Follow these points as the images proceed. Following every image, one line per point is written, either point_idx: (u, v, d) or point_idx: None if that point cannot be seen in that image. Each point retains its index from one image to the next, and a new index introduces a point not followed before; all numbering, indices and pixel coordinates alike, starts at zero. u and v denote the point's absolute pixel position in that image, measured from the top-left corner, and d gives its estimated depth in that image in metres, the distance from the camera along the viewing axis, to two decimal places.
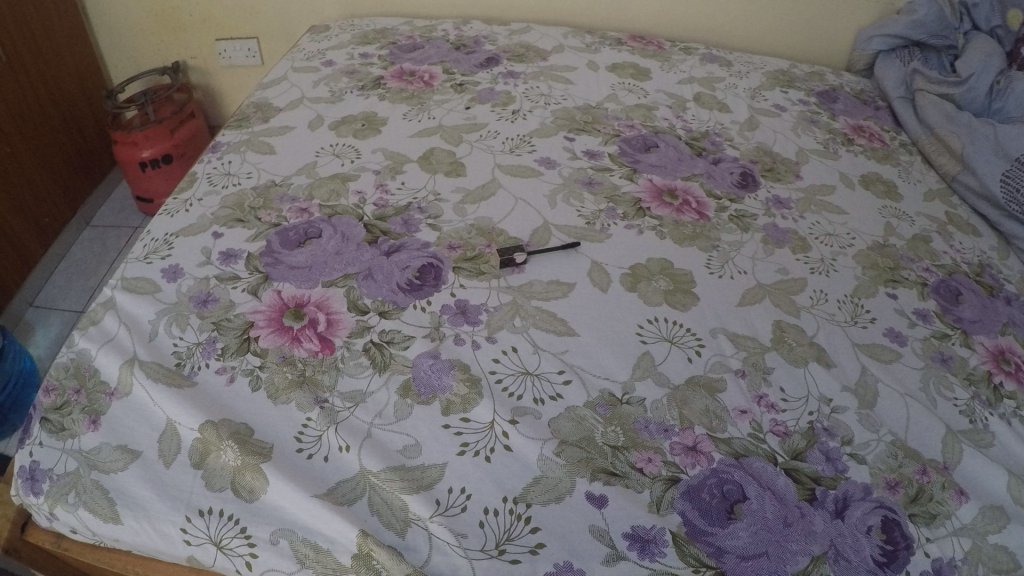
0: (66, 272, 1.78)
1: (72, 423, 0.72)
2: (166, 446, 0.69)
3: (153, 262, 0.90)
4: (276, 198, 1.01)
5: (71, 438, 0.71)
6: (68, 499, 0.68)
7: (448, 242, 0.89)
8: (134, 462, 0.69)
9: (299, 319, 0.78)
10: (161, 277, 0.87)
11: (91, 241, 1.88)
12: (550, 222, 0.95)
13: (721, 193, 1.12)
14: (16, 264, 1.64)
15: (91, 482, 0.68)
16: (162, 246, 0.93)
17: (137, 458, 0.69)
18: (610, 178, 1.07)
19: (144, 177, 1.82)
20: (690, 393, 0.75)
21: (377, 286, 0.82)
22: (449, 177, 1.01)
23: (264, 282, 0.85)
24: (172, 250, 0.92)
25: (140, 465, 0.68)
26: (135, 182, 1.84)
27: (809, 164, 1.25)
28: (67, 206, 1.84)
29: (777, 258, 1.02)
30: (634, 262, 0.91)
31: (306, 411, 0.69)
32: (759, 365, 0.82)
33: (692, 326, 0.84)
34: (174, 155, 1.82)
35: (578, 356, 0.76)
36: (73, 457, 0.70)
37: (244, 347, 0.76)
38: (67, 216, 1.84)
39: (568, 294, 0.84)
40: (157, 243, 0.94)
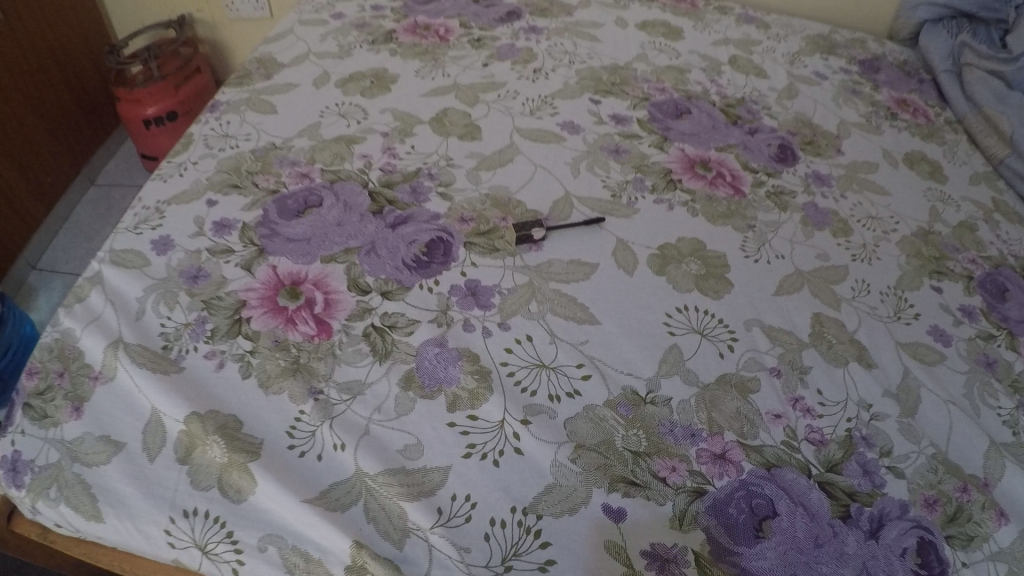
0: (69, 234, 1.73)
1: (55, 410, 0.68)
2: (150, 438, 0.65)
3: (143, 233, 0.84)
4: (276, 161, 0.93)
5: (54, 427, 0.67)
6: (50, 493, 0.65)
7: (460, 214, 0.81)
8: (118, 455, 0.64)
9: (296, 298, 0.72)
10: (151, 249, 0.81)
11: (95, 201, 1.82)
12: (573, 195, 0.86)
13: (757, 166, 1.02)
14: (17, 226, 1.59)
15: (73, 476, 0.65)
16: (153, 215, 0.87)
17: (120, 450, 0.65)
18: (638, 146, 0.97)
19: (151, 136, 1.74)
20: (720, 394, 0.68)
21: (380, 263, 0.74)
22: (463, 141, 0.92)
23: (259, 256, 0.79)
24: (163, 219, 0.86)
25: (123, 459, 0.64)
26: (140, 140, 1.76)
27: (851, 138, 1.14)
28: (70, 163, 1.78)
29: (816, 242, 0.93)
30: (662, 242, 0.83)
31: (298, 403, 0.64)
32: (795, 364, 0.75)
33: (724, 317, 0.76)
34: (180, 112, 1.74)
35: (598, 347, 0.69)
36: (55, 448, 0.66)
37: (235, 330, 0.71)
38: (70, 174, 1.78)
39: (591, 276, 0.76)
40: (149, 212, 0.88)
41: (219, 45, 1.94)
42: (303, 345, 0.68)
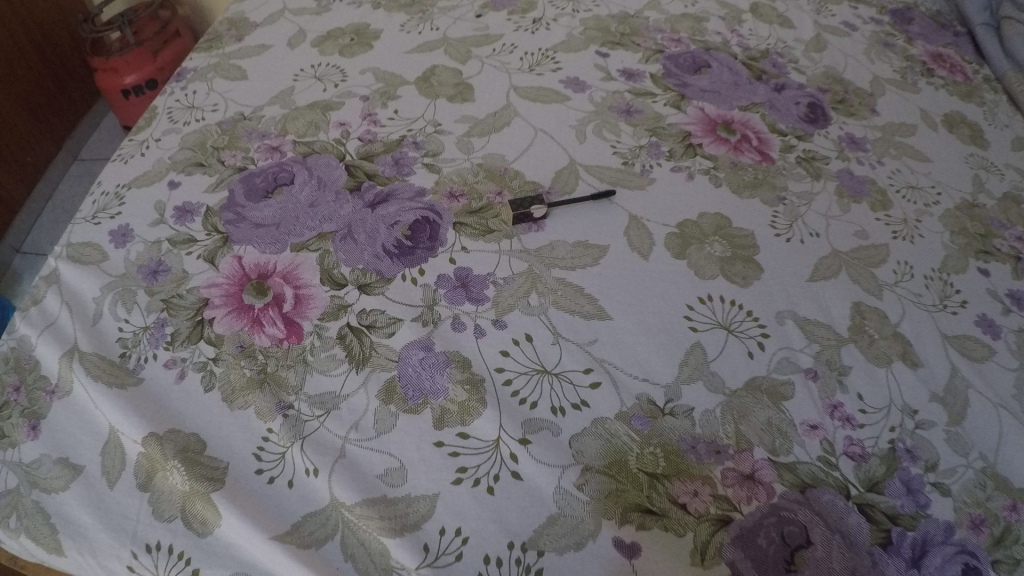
0: (53, 214, 1.64)
1: (11, 429, 0.61)
2: (110, 461, 0.58)
3: (102, 222, 0.75)
4: (244, 133, 0.83)
5: (11, 448, 0.60)
6: (10, 523, 0.58)
7: (448, 190, 0.70)
8: (76, 480, 0.58)
9: (263, 295, 0.64)
10: (109, 242, 0.72)
11: (79, 178, 1.71)
12: (578, 164, 0.74)
13: (785, 128, 0.90)
14: None
15: (32, 504, 0.58)
16: (112, 202, 0.78)
17: (79, 475, 0.58)
18: (652, 105, 0.84)
19: (129, 106, 1.61)
20: (751, 401, 0.59)
21: (357, 250, 0.65)
22: (453, 103, 0.79)
23: (222, 246, 0.70)
24: (123, 206, 0.77)
25: (82, 485, 0.58)
26: (122, 112, 1.62)
27: (886, 96, 1.01)
28: (50, 138, 1.65)
29: (853, 218, 0.82)
30: (682, 218, 0.71)
31: (265, 421, 0.57)
32: (834, 364, 0.65)
33: (754, 308, 0.65)
34: (159, 81, 1.59)
35: (608, 348, 0.59)
36: (12, 472, 0.59)
37: (196, 335, 0.63)
38: (50, 150, 1.66)
39: (599, 262, 0.65)
40: (108, 197, 0.78)
41: (199, 5, 1.77)
42: (271, 350, 0.60)
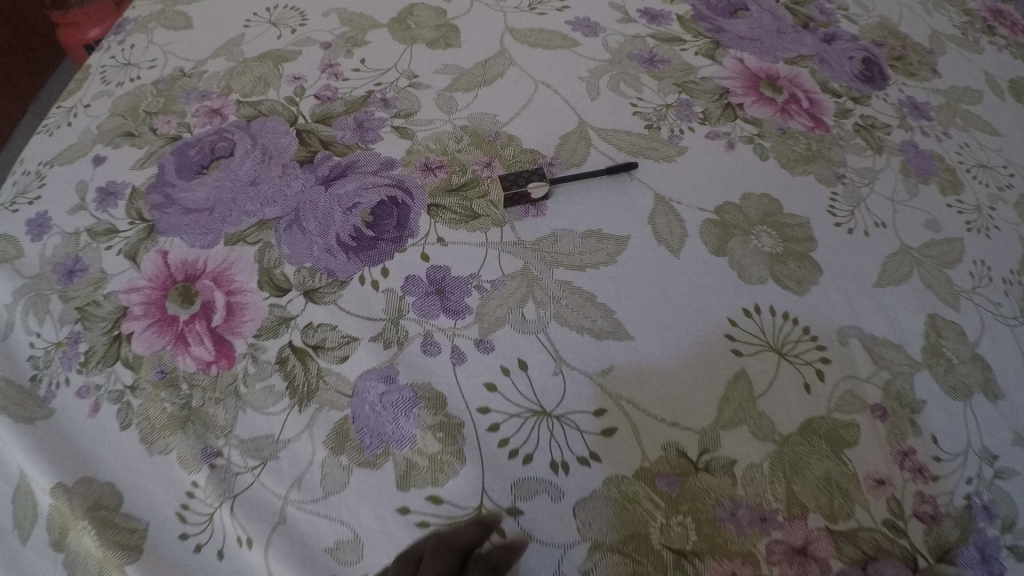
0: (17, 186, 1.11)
1: None
2: (22, 510, 0.50)
3: (18, 209, 0.61)
4: (181, 93, 0.66)
5: None
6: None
7: (423, 160, 0.54)
8: None
9: (190, 304, 0.50)
10: (25, 233, 0.59)
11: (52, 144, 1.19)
12: (588, 128, 0.56)
13: (838, 86, 0.73)
14: None
15: None
16: (32, 182, 0.64)
17: None
18: (681, 54, 0.64)
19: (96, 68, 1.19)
20: (805, 451, 0.46)
21: (304, 243, 0.50)
22: (433, 49, 0.62)
23: (146, 237, 0.56)
24: (43, 187, 0.63)
25: None
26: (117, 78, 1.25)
27: (948, 54, 0.83)
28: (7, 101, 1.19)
29: (922, 204, 0.64)
30: (722, 199, 0.53)
31: (190, 471, 0.46)
32: (903, 397, 0.50)
33: (812, 324, 0.50)
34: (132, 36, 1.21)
35: (628, 381, 0.44)
36: None
37: (112, 355, 0.51)
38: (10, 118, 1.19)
39: (616, 259, 0.49)
40: (27, 177, 0.65)
41: None
42: (197, 377, 0.48)
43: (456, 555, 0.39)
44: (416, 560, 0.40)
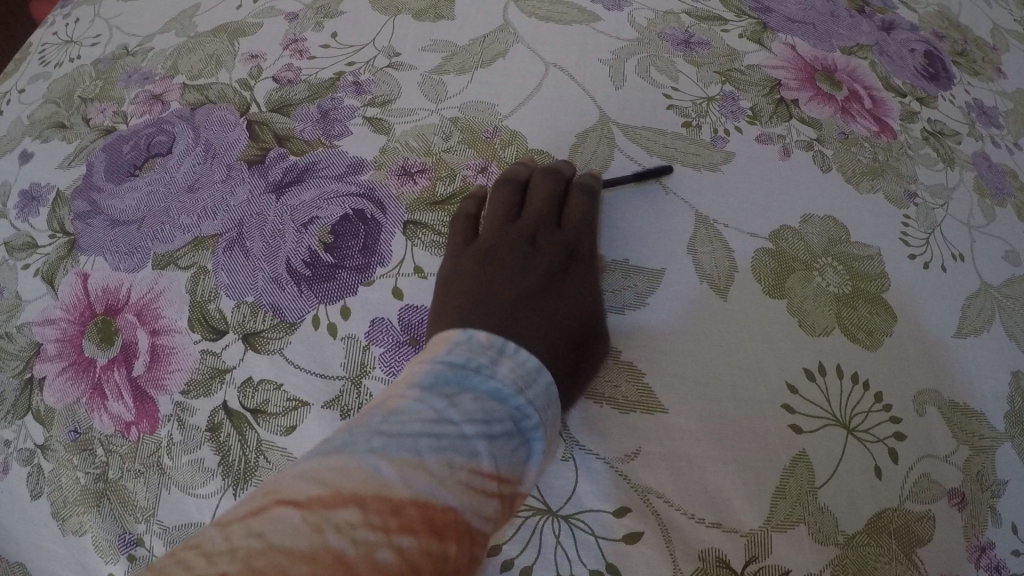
0: None
1: None
2: None
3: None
4: (121, 76, 0.55)
5: None
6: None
7: (401, 162, 0.42)
8: None
9: (110, 346, 0.41)
10: None
11: None
12: (611, 124, 0.45)
13: (901, 84, 0.55)
14: None
15: None
16: None
17: None
18: (723, 35, 0.52)
19: None
20: (874, 555, 0.34)
21: (247, 270, 0.39)
22: (421, 22, 0.49)
23: (66, 256, 0.46)
24: None
25: None
26: None
27: (1014, 53, 0.66)
28: None
29: (1000, 231, 0.49)
30: (777, 223, 0.42)
31: (107, 560, 0.39)
32: (986, 479, 0.38)
33: (886, 388, 0.38)
34: None
35: (658, 468, 0.33)
36: None
37: (23, 406, 0.44)
38: None
39: (645, 300, 0.38)
40: None
41: None
42: (114, 442, 0.39)
43: (562, 181, 0.42)
44: (526, 178, 0.43)
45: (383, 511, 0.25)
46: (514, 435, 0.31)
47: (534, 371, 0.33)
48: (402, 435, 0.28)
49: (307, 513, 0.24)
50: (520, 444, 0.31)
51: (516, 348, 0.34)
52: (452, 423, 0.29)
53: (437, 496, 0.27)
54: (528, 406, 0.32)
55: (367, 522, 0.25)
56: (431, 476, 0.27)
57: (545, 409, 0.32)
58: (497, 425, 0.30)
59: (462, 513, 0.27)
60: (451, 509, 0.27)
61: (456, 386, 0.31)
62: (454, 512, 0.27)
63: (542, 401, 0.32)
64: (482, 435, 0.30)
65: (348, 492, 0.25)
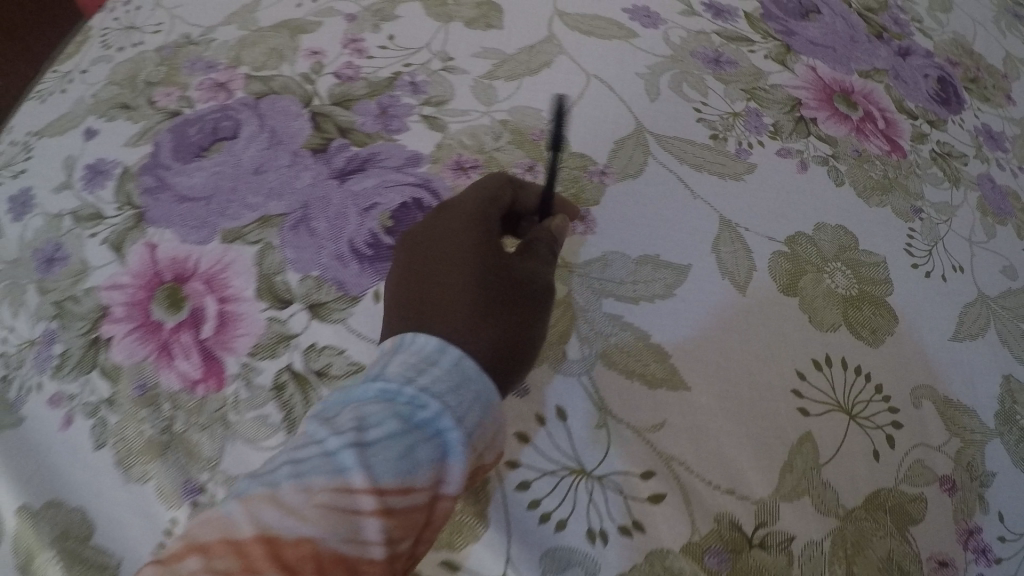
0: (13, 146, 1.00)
1: None
2: None
3: (4, 182, 0.59)
4: (186, 63, 0.59)
5: None
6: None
7: (456, 158, 0.47)
8: None
9: (178, 311, 0.45)
10: (7, 211, 0.57)
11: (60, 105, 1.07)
12: (645, 134, 0.49)
13: (914, 107, 0.60)
14: None
15: None
16: (20, 154, 0.62)
17: None
18: (749, 56, 0.56)
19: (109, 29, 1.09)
20: (870, 528, 0.38)
21: (312, 247, 0.43)
22: (473, 30, 0.54)
23: (133, 226, 0.50)
24: (29, 160, 0.60)
25: None
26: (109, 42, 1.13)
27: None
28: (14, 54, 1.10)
29: (998, 247, 0.53)
30: (791, 228, 0.47)
31: (170, 506, 0.42)
32: (974, 469, 0.42)
33: (885, 379, 0.42)
34: None
35: (681, 439, 0.37)
36: None
37: (89, 362, 0.47)
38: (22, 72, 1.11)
39: (673, 292, 0.42)
40: (15, 148, 0.63)
41: None
42: (181, 397, 0.43)
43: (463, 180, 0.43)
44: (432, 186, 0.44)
45: (226, 554, 0.26)
46: (400, 436, 0.30)
47: (427, 358, 0.32)
48: (266, 473, 0.29)
49: (156, 567, 0.26)
50: (408, 445, 0.30)
51: (412, 338, 0.34)
52: (318, 445, 0.30)
53: (290, 526, 0.27)
54: (417, 398, 0.31)
55: (210, 567, 0.25)
56: (285, 507, 0.27)
57: (438, 397, 0.31)
58: (377, 430, 0.30)
59: (325, 539, 0.27)
60: (309, 538, 0.27)
61: (339, 408, 0.32)
62: (312, 541, 0.27)
63: (434, 388, 0.31)
64: (350, 447, 0.29)
65: (198, 542, 0.26)
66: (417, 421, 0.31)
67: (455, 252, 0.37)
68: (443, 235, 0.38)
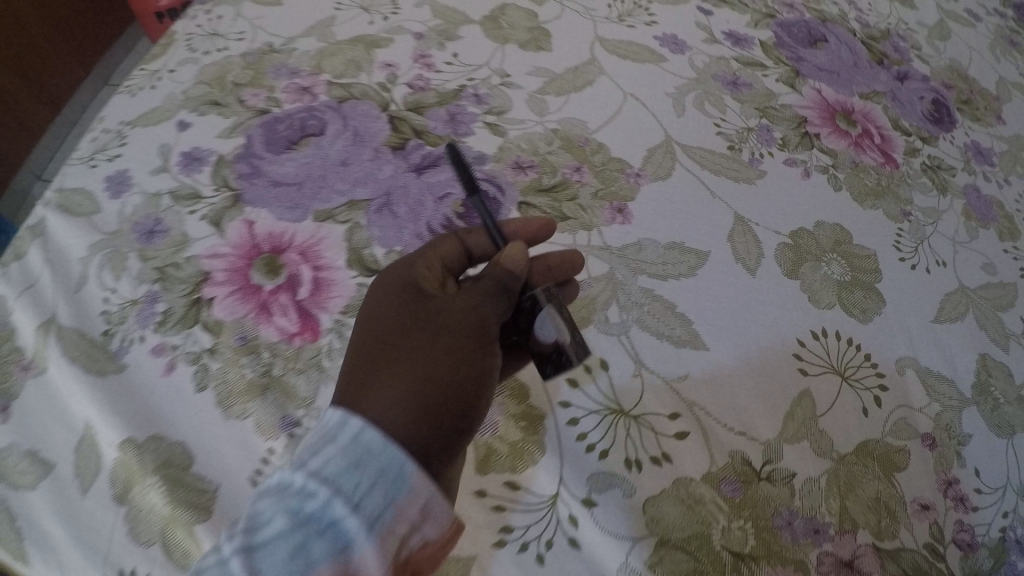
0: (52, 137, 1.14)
1: None
2: (85, 461, 0.53)
3: (100, 165, 0.65)
4: (270, 69, 0.67)
5: None
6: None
7: (515, 157, 0.55)
8: (47, 479, 0.54)
9: (275, 276, 0.53)
10: (104, 189, 0.63)
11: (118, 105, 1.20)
12: (673, 143, 0.57)
13: (908, 125, 0.68)
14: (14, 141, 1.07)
15: None
16: (114, 141, 0.67)
17: (48, 473, 0.54)
18: (762, 79, 0.65)
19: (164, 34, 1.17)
20: (860, 470, 0.45)
21: (394, 228, 0.52)
22: (525, 51, 0.62)
23: (231, 204, 0.57)
24: (124, 145, 0.66)
25: (52, 485, 0.53)
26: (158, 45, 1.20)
27: (1013, 103, 0.79)
28: None
29: (980, 246, 0.61)
30: (796, 224, 0.55)
31: (266, 438, 0.49)
32: (953, 430, 0.49)
33: (873, 350, 0.50)
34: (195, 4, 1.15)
35: (702, 389, 0.45)
36: None
37: (191, 318, 0.53)
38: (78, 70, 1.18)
39: (696, 272, 0.50)
40: (109, 135, 0.68)
41: None
42: (279, 347, 0.51)
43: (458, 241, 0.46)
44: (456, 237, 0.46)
45: None
46: (293, 531, 0.32)
47: (327, 439, 0.35)
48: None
49: None
50: (297, 541, 0.32)
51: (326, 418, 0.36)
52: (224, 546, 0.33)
53: None
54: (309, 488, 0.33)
55: None
56: None
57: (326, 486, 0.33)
58: (270, 528, 0.33)
59: None
60: None
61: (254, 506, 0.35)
62: None
63: (325, 474, 0.33)
64: (240, 552, 0.32)
65: None
66: (313, 513, 0.33)
67: (385, 325, 0.40)
68: (376, 314, 0.41)
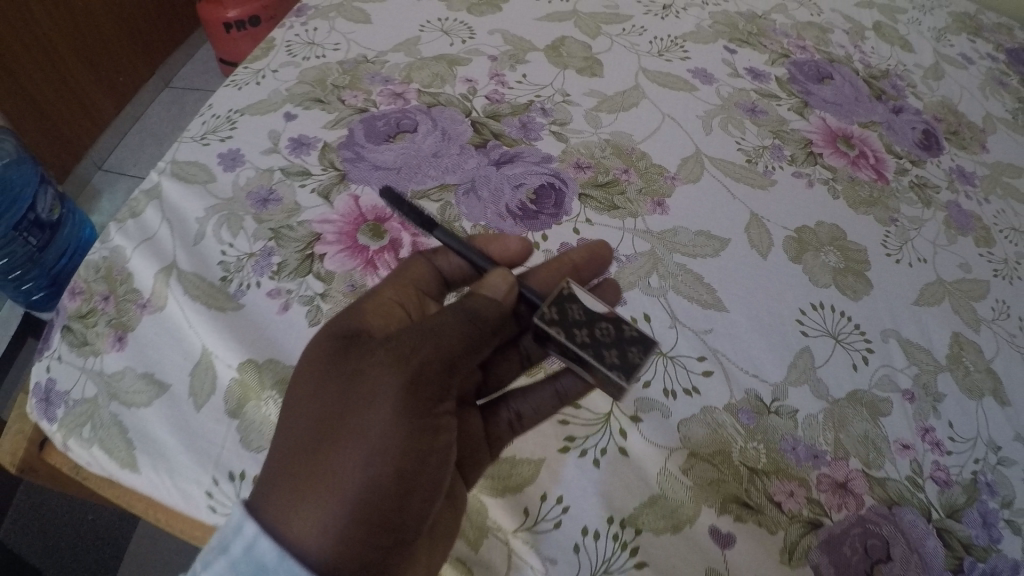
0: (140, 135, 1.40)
1: (95, 338, 0.64)
2: (199, 383, 0.62)
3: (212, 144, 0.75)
4: (365, 75, 0.80)
5: (94, 356, 0.63)
6: (84, 431, 0.62)
7: (575, 159, 0.67)
8: (161, 397, 0.62)
9: (379, 239, 0.66)
10: (218, 163, 0.73)
11: (168, 106, 1.46)
12: (703, 156, 0.69)
13: (901, 150, 0.80)
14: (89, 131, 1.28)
15: (109, 415, 0.62)
16: (223, 124, 0.77)
17: (163, 393, 0.62)
18: (776, 108, 0.77)
19: (231, 44, 1.32)
20: (851, 412, 0.56)
21: (479, 207, 0.63)
22: (582, 75, 0.75)
23: (338, 182, 0.70)
24: (234, 130, 0.77)
25: (166, 401, 0.61)
26: (224, 53, 1.35)
27: (996, 134, 0.91)
28: (145, 60, 1.41)
29: (959, 250, 0.72)
30: (800, 223, 0.66)
31: None
32: (930, 389, 0.60)
33: (862, 322, 0.61)
34: (263, 18, 1.29)
35: (724, 341, 0.56)
36: (92, 382, 0.63)
37: (305, 268, 0.65)
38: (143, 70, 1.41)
39: (720, 254, 0.62)
40: (219, 120, 0.78)
41: None
42: None
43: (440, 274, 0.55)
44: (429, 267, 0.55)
45: None
46: None
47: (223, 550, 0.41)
48: None
49: None
50: None
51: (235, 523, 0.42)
52: None
53: None
54: None
55: None
56: None
57: None
58: None
59: None
60: None
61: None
62: None
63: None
64: None
65: None
66: None
67: (315, 405, 0.43)
68: (311, 393, 0.43)
